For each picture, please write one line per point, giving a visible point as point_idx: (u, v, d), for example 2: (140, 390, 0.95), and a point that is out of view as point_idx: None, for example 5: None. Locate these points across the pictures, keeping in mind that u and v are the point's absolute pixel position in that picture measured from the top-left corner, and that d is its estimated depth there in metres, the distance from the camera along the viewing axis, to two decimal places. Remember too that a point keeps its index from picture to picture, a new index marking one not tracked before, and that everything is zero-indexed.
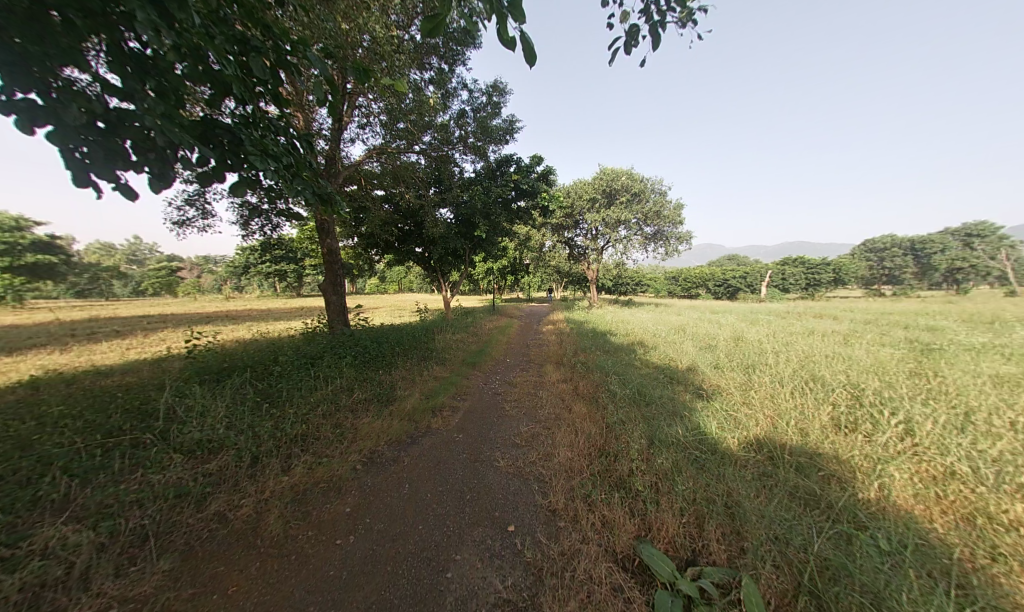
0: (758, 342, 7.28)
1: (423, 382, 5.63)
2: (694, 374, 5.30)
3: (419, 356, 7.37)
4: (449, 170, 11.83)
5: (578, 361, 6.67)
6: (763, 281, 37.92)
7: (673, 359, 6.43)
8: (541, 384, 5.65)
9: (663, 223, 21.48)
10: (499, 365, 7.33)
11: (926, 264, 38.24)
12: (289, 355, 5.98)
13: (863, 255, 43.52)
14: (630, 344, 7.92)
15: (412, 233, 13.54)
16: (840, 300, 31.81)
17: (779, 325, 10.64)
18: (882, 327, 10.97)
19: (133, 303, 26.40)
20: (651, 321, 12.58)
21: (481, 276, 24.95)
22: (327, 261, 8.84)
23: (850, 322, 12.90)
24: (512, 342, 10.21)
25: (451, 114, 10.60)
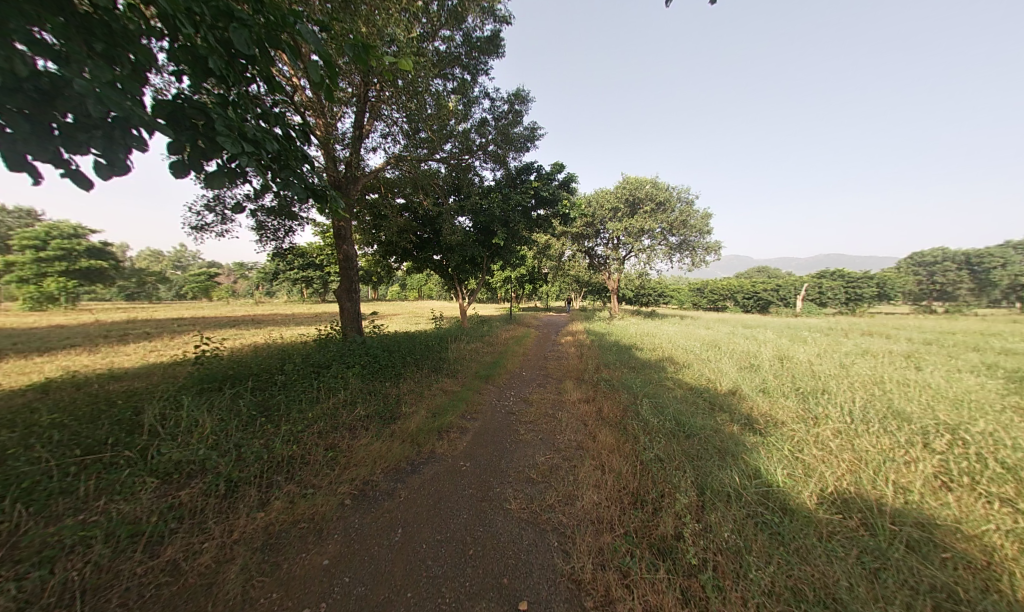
0: (810, 363, 6.41)
1: (432, 396, 5.22)
2: (738, 400, 4.60)
3: (430, 367, 6.99)
4: (467, 178, 11.72)
5: (601, 378, 6.07)
6: (797, 295, 35.50)
7: (710, 379, 5.72)
8: (559, 404, 5.11)
9: (689, 232, 20.52)
10: (514, 380, 6.81)
11: (988, 278, 34.61)
12: (297, 363, 5.76)
13: (912, 268, 40.06)
14: (659, 361, 7.23)
15: (430, 242, 13.48)
16: (886, 317, 29.16)
17: (827, 343, 9.56)
18: (952, 349, 9.61)
19: (173, 306, 28.09)
20: (679, 336, 11.74)
21: (498, 285, 24.72)
22: (343, 267, 8.76)
23: (910, 342, 11.49)
24: (529, 354, 9.70)
25: (471, 122, 10.50)
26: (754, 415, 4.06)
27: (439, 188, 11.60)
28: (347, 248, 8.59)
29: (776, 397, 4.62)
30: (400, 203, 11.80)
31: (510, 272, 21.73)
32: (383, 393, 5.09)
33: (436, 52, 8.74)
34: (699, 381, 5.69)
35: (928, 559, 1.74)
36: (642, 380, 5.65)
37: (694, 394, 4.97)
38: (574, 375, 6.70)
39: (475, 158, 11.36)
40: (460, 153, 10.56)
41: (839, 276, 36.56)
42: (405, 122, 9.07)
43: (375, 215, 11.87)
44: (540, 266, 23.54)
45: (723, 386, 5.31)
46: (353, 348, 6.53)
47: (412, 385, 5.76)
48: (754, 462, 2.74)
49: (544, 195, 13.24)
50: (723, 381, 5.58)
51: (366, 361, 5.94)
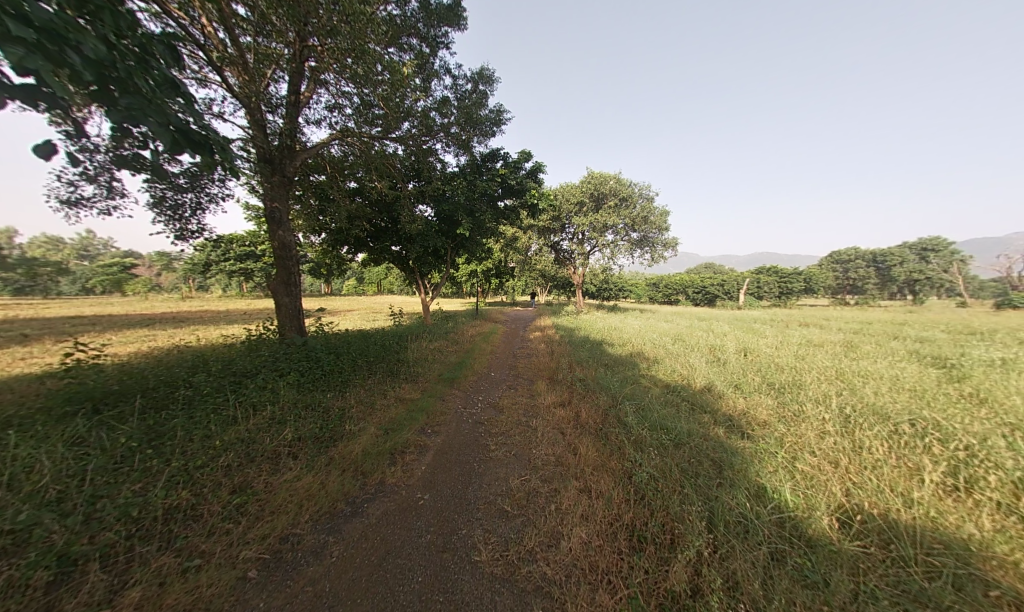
0: (770, 356, 6.60)
1: (387, 408, 4.45)
2: (716, 399, 4.44)
3: (386, 372, 6.13)
4: (429, 162, 10.76)
5: (575, 377, 5.72)
6: (741, 290, 38.78)
7: (683, 377, 5.59)
8: (533, 409, 4.64)
9: (650, 229, 21.19)
10: (482, 383, 6.19)
11: (887, 275, 40.59)
12: (212, 371, 4.67)
13: (830, 266, 45.77)
14: (630, 357, 7.05)
15: (387, 231, 12.26)
16: (812, 309, 32.88)
17: (775, 335, 10.18)
18: (874, 338, 10.74)
19: (66, 302, 23.29)
20: (643, 329, 11.92)
21: (464, 278, 23.79)
22: (279, 255, 7.46)
23: (838, 332, 12.74)
24: (497, 352, 9.17)
25: (432, 101, 9.54)
26: (736, 416, 3.87)
27: (396, 171, 10.49)
28: (285, 235, 7.34)
29: (750, 394, 4.57)
30: (351, 185, 10.48)
31: (476, 265, 20.93)
32: (324, 408, 4.23)
33: (389, 14, 7.66)
34: (673, 379, 5.52)
35: (978, 603, 1.51)
36: (617, 380, 5.34)
37: (671, 393, 4.75)
38: (546, 376, 6.25)
39: (437, 140, 10.42)
40: (420, 133, 9.58)
41: (774, 272, 40.59)
42: (355, 95, 7.92)
43: (322, 197, 10.44)
44: (507, 260, 22.99)
45: (699, 384, 5.17)
46: (289, 351, 5.47)
47: (363, 395, 4.91)
48: (756, 481, 2.45)
49: (511, 184, 12.65)
50: (696, 378, 5.46)
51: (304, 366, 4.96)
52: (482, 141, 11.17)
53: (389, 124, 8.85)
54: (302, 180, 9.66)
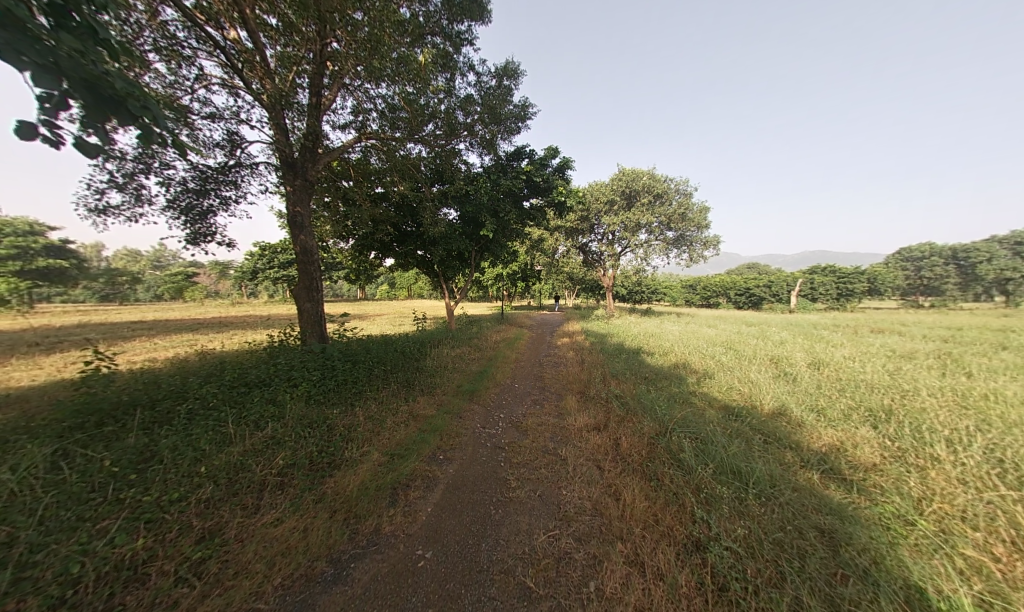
0: (855, 371, 5.41)
1: (398, 428, 3.98)
2: (796, 430, 3.52)
3: (402, 384, 5.71)
4: (452, 164, 10.53)
5: (611, 393, 4.98)
6: (790, 291, 35.27)
7: (745, 397, 4.66)
8: (562, 432, 3.98)
9: (687, 227, 19.65)
10: (504, 397, 5.59)
11: (974, 272, 35.07)
12: (223, 380, 4.51)
13: (899, 263, 40.43)
14: (675, 370, 6.14)
15: (411, 235, 12.15)
16: (879, 312, 29.02)
17: (850, 343, 8.67)
18: (983, 348, 8.81)
19: (139, 308, 26.02)
20: (685, 336, 10.78)
21: (490, 282, 23.52)
22: (300, 261, 7.38)
23: (929, 340, 10.72)
24: (522, 360, 8.58)
25: (455, 99, 9.22)
26: (833, 455, 2.96)
27: (420, 174, 10.37)
28: (306, 240, 7.23)
29: (839, 423, 3.61)
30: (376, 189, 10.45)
31: (501, 268, 20.51)
32: (330, 425, 3.85)
33: (411, 13, 7.46)
34: (732, 400, 4.61)
35: None
36: (665, 399, 4.53)
37: (733, 419, 3.88)
38: (577, 390, 5.54)
39: (461, 141, 10.19)
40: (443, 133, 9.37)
41: (830, 272, 36.52)
42: (381, 97, 7.81)
43: (347, 203, 10.50)
44: (533, 262, 22.35)
45: (768, 407, 4.22)
46: (303, 359, 5.22)
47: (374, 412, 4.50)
48: (904, 577, 1.63)
49: (537, 184, 12.09)
50: (763, 399, 4.50)
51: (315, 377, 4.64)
52: (506, 138, 10.75)
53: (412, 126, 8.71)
54: (328, 187, 9.76)
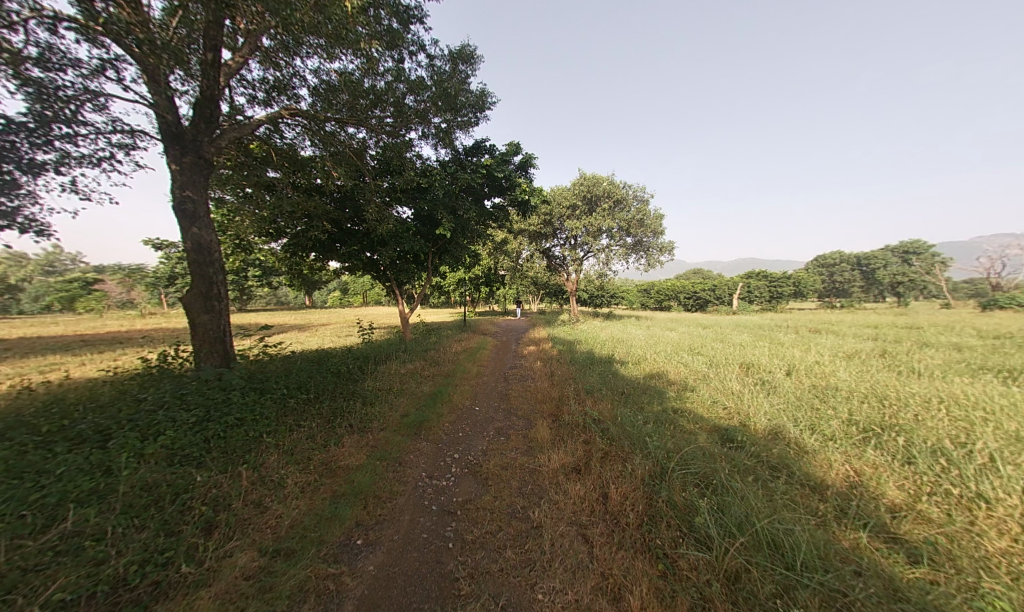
0: (827, 377, 5.22)
1: (301, 499, 2.77)
2: (802, 456, 2.97)
3: (329, 419, 4.40)
4: (404, 157, 9.54)
5: (588, 416, 4.20)
6: (732, 294, 38.37)
7: (732, 414, 4.14)
8: (532, 479, 3.07)
9: (645, 232, 20.17)
10: (461, 426, 4.57)
11: (872, 276, 41.11)
12: (20, 433, 2.93)
13: (816, 269, 46.17)
14: (652, 382, 5.58)
15: (356, 234, 10.64)
16: (804, 312, 32.49)
17: (802, 345, 8.92)
18: (908, 345, 9.57)
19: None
20: (650, 341, 10.57)
21: (450, 287, 22.15)
22: (191, 259, 5.63)
23: (861, 338, 11.58)
24: (484, 374, 7.61)
25: (404, 80, 8.07)
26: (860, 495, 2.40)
27: (365, 164, 9.19)
28: (201, 234, 5.57)
29: (845, 443, 3.15)
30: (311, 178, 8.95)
31: (462, 272, 19.36)
32: (187, 505, 2.54)
33: None
34: (719, 418, 4.07)
35: None
36: (649, 423, 3.84)
37: (730, 446, 3.28)
38: (550, 414, 4.68)
39: (413, 130, 9.21)
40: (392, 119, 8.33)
41: (763, 276, 40.57)
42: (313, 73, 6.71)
43: (274, 193, 8.84)
44: (496, 266, 21.48)
45: (761, 427, 3.69)
46: (182, 390, 3.72)
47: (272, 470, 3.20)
48: None
49: (498, 182, 11.27)
50: (752, 416, 4.00)
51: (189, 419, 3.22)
52: (464, 130, 9.84)
53: (357, 112, 8.06)
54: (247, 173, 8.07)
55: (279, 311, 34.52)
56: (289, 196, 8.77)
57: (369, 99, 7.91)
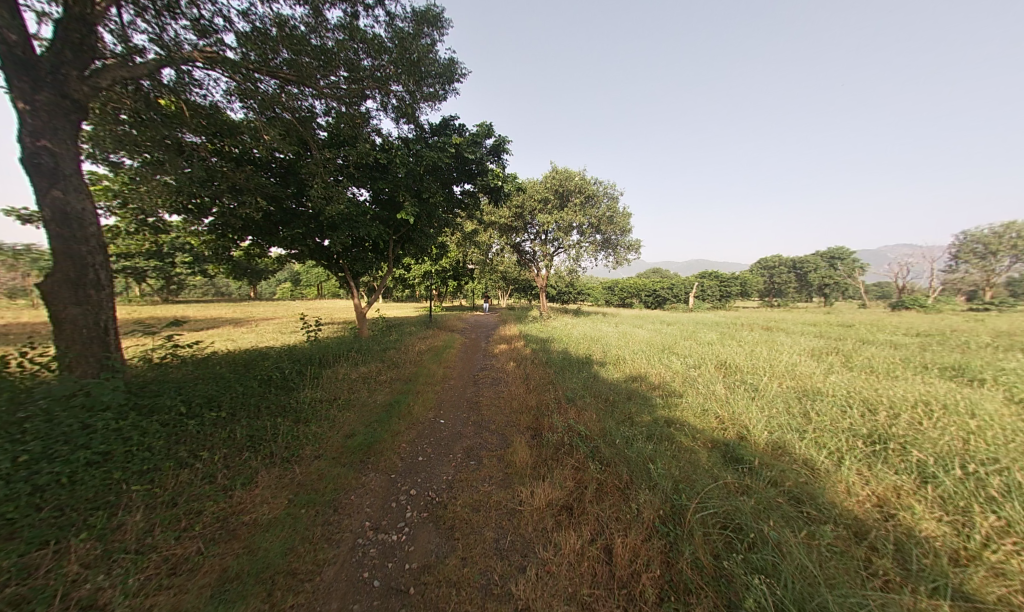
0: (806, 380, 5.12)
1: (164, 592, 1.77)
2: (829, 491, 2.56)
3: (246, 444, 3.36)
4: (363, 131, 8.29)
5: (574, 433, 3.61)
6: (689, 293, 40.73)
7: (728, 427, 3.77)
8: (513, 529, 2.35)
9: (614, 230, 20.34)
10: (422, 447, 3.75)
11: (803, 279, 46.10)
12: None
13: (758, 271, 50.68)
14: (635, 386, 5.18)
15: (302, 215, 9.16)
16: (750, 310, 35.42)
17: (763, 343, 9.22)
18: (846, 342, 10.41)
19: None
20: (622, 338, 10.40)
21: (414, 279, 20.71)
22: (56, 238, 3.93)
23: (805, 335, 12.52)
24: (451, 378, 6.80)
25: (359, 38, 6.81)
26: (914, 547, 2.01)
27: (312, 135, 7.84)
28: (66, 200, 3.94)
29: (855, 463, 2.89)
30: (243, 147, 7.39)
31: (428, 264, 18.06)
32: None
33: None
34: (717, 432, 3.66)
35: None
36: (643, 440, 3.34)
37: (741, 473, 2.83)
38: (529, 430, 4.03)
39: (370, 99, 8.01)
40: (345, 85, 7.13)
41: (715, 277, 43.67)
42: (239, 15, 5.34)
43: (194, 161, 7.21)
44: (465, 259, 20.40)
45: (765, 444, 3.33)
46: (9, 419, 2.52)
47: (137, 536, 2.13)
48: None
49: (469, 166, 10.30)
50: (750, 428, 3.67)
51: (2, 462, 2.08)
52: (431, 106, 8.76)
53: (302, 73, 6.75)
54: (149, 128, 6.34)
55: (213, 302, 30.26)
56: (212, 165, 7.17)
57: (315, 55, 6.66)
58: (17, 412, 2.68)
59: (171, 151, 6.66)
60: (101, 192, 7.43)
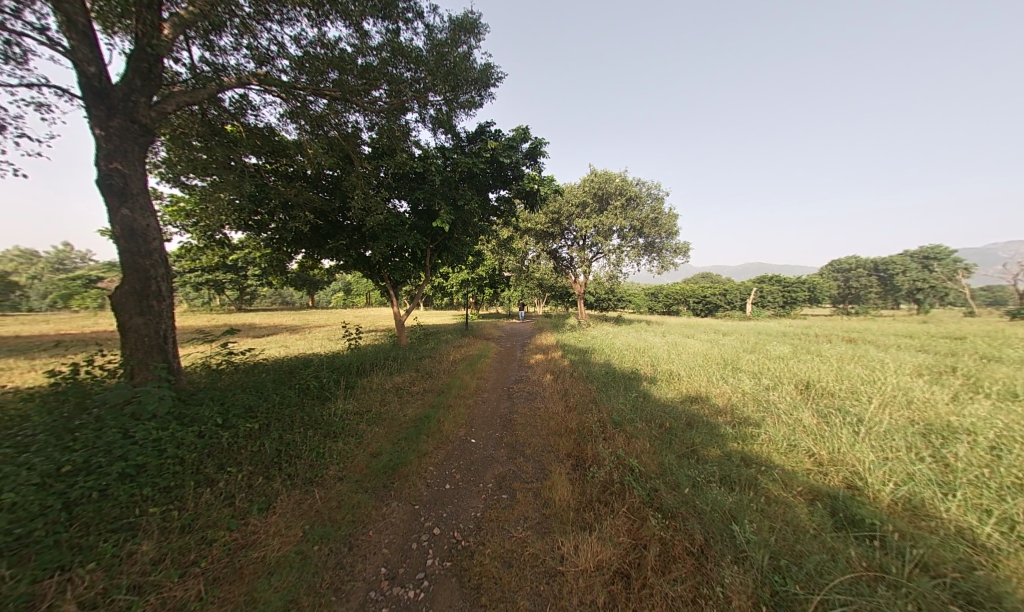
0: (933, 409, 3.95)
1: None
2: (1010, 582, 1.73)
3: (273, 463, 3.28)
4: (402, 145, 8.54)
5: (628, 469, 3.02)
6: (744, 299, 36.83)
7: (831, 472, 2.86)
8: (554, 597, 1.88)
9: (658, 233, 18.95)
10: (451, 472, 3.41)
11: (891, 283, 39.39)
12: None
13: (831, 274, 44.39)
14: (692, 410, 4.42)
15: (345, 228, 9.61)
16: (821, 318, 30.95)
17: (855, 359, 7.64)
18: (976, 361, 8.23)
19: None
20: (673, 351, 9.36)
21: (451, 288, 21.10)
22: (122, 249, 4.39)
23: (911, 350, 10.24)
24: (484, 390, 6.49)
25: (398, 53, 6.97)
26: None
27: (356, 150, 8.20)
28: (134, 217, 4.42)
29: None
30: (295, 164, 8.00)
31: (465, 272, 18.24)
32: None
33: None
34: (814, 478, 2.82)
35: None
36: (712, 483, 2.68)
37: (863, 542, 2.06)
38: (569, 458, 3.51)
39: (410, 111, 8.18)
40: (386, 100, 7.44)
41: (777, 281, 39.06)
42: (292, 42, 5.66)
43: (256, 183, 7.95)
44: (500, 267, 20.36)
45: (895, 503, 2.38)
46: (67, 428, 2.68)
47: (140, 575, 2.00)
48: None
49: (504, 171, 10.10)
50: (866, 479, 2.71)
51: (39, 474, 2.13)
52: (467, 113, 8.75)
53: (347, 91, 7.02)
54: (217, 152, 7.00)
55: (278, 312, 33.75)
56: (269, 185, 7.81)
57: (359, 74, 6.93)
58: (75, 419, 2.85)
59: (234, 174, 7.31)
60: (181, 215, 8.45)
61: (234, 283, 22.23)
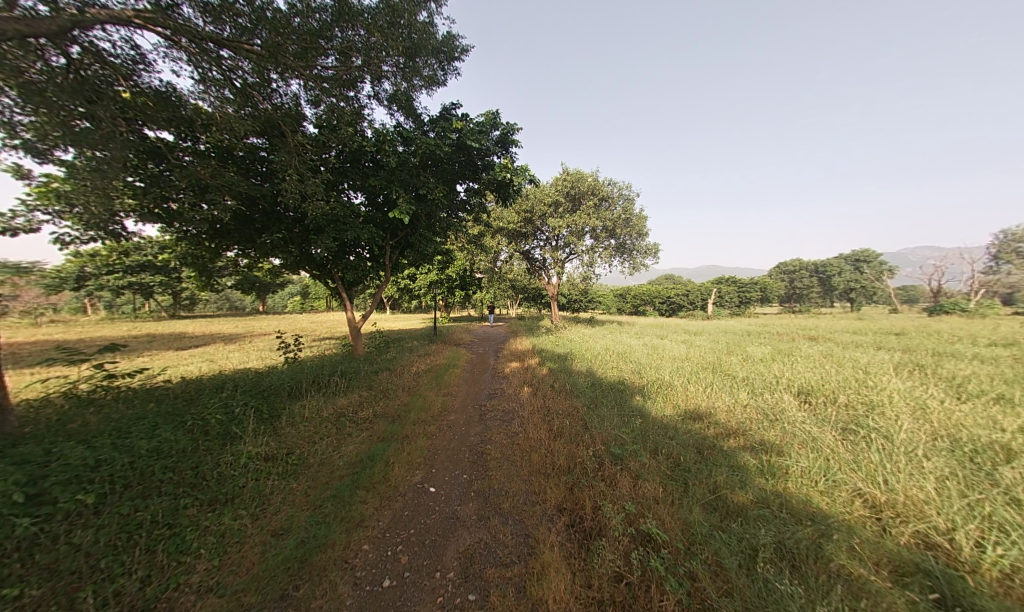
0: (954, 425, 3.58)
1: None
2: None
3: (99, 573, 1.92)
4: (353, 125, 7.34)
5: (644, 539, 2.21)
6: (706, 299, 38.71)
7: (897, 524, 2.34)
8: None
9: (630, 234, 18.90)
10: (397, 544, 2.40)
11: (828, 283, 43.41)
12: None
13: (779, 275, 48.09)
14: (702, 434, 3.75)
15: (287, 220, 8.14)
16: (772, 317, 33.27)
17: (832, 360, 7.54)
18: (928, 358, 8.57)
19: None
20: (654, 355, 8.89)
21: (418, 290, 19.66)
22: None
23: (866, 348, 10.68)
24: (451, 410, 5.47)
25: (344, 13, 5.82)
26: None
27: (295, 127, 6.89)
28: None
29: None
30: (219, 142, 6.50)
31: (432, 273, 16.91)
32: None
33: None
34: (879, 535, 2.27)
35: None
36: (770, 564, 1.99)
37: None
38: (562, 517, 2.62)
39: (363, 86, 7.00)
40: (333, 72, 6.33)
41: (733, 282, 41.60)
42: None
43: (163, 163, 6.36)
44: (471, 268, 19.28)
45: (1010, 581, 1.85)
46: None
47: None
48: None
49: (473, 160, 9.09)
50: (949, 538, 2.18)
51: None
52: (430, 92, 7.67)
53: (277, 55, 5.82)
54: (102, 122, 5.25)
55: (219, 317, 29.92)
56: (185, 166, 6.31)
57: (299, 39, 5.81)
58: None
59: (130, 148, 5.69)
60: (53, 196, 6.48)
61: (162, 286, 19.08)
